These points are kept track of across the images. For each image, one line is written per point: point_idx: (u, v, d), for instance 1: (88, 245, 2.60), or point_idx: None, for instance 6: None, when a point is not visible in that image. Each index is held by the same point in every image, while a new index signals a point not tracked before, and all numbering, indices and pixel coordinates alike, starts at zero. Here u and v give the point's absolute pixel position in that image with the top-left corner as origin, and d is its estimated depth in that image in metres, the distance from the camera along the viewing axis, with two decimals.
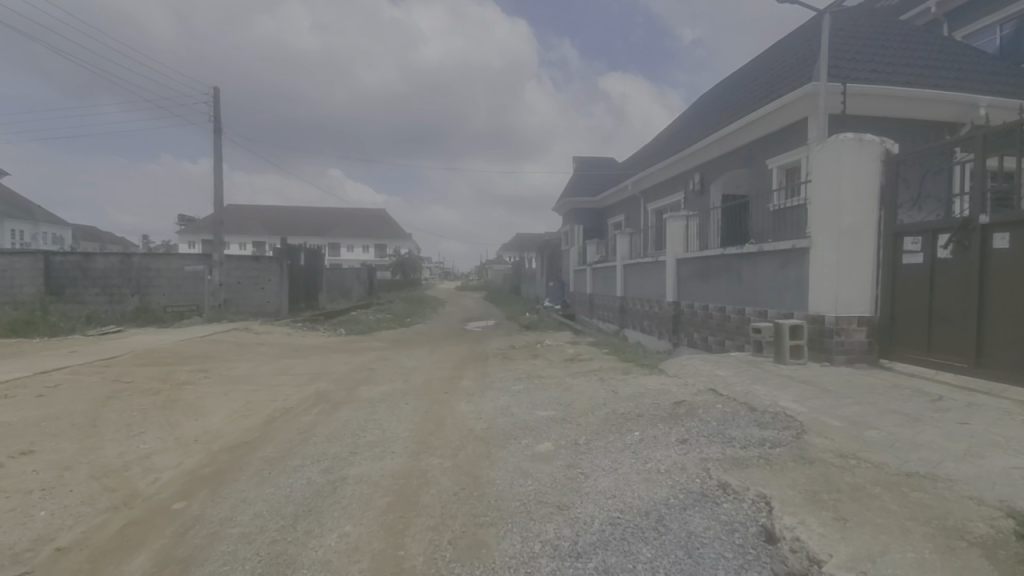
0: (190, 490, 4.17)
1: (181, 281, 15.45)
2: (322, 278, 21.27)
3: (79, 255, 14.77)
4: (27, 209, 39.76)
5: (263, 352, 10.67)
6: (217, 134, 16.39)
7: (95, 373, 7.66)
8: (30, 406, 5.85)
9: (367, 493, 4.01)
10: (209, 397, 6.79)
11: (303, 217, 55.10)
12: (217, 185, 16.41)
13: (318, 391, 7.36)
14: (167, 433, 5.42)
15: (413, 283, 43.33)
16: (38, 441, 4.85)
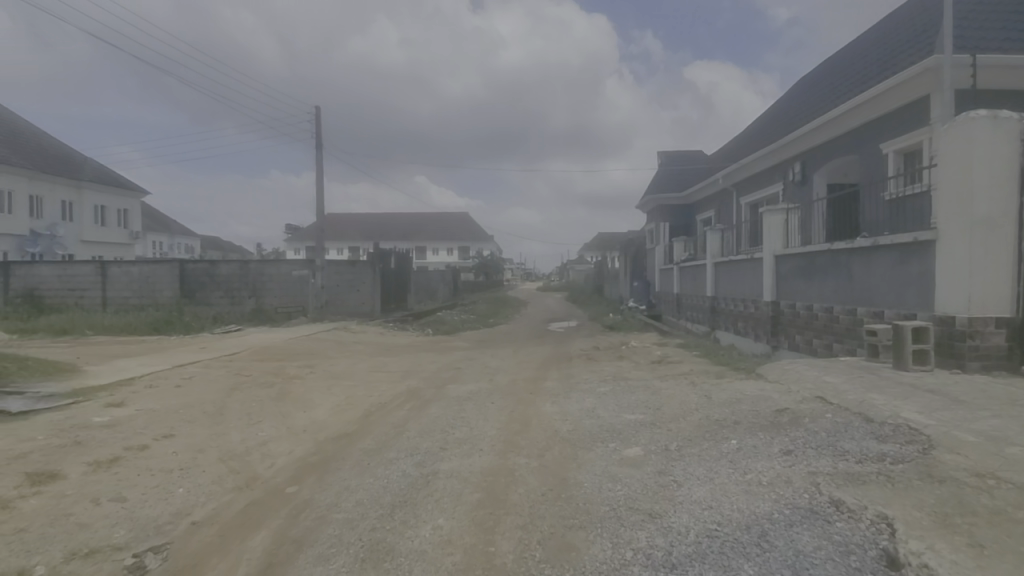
0: (300, 476, 4.56)
1: (289, 284, 16.94)
2: (411, 280, 22.31)
3: (207, 262, 16.58)
4: (164, 223, 45.66)
5: (360, 350, 11.40)
6: (319, 149, 17.80)
7: (221, 367, 8.61)
8: (170, 395, 6.71)
9: (457, 489, 4.13)
10: (315, 391, 7.37)
11: (393, 223, 58.19)
12: (319, 195, 17.81)
13: (410, 388, 7.73)
14: (280, 423, 5.96)
15: (495, 284, 44.13)
16: (177, 426, 5.55)
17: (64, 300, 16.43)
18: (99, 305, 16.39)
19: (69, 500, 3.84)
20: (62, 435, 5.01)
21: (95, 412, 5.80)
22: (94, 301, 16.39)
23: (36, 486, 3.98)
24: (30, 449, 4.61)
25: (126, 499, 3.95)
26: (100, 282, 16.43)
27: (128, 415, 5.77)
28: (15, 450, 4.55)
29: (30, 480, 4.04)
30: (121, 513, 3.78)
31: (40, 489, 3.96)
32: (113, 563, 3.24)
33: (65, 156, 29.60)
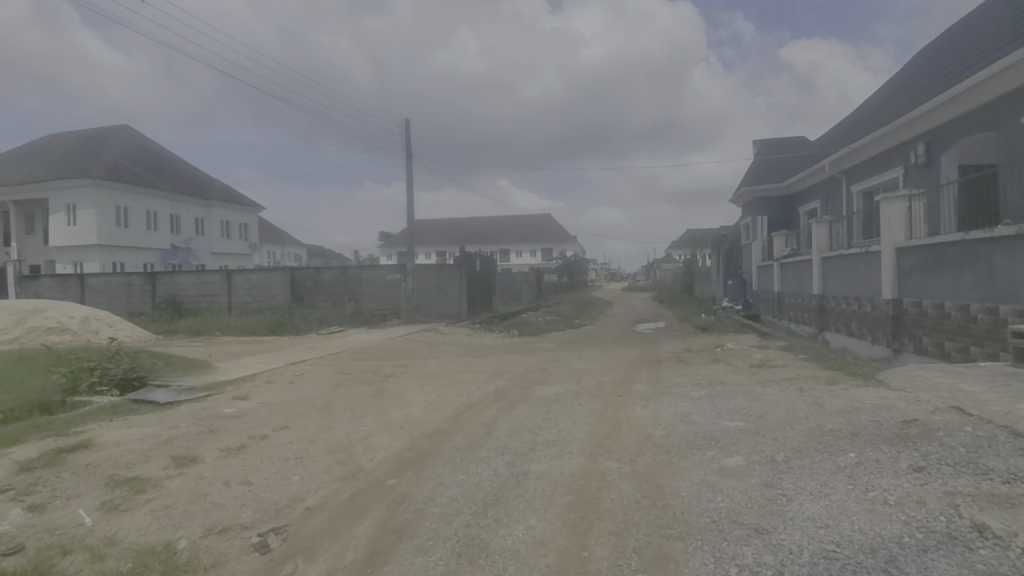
0: (398, 470, 4.80)
1: (384, 288, 17.99)
2: (496, 283, 22.76)
3: (312, 269, 18.12)
4: (277, 235, 50.67)
5: (449, 351, 11.82)
6: (409, 160, 18.77)
7: (327, 366, 9.34)
8: (285, 390, 7.40)
9: (548, 490, 4.13)
10: (409, 389, 7.76)
11: (478, 227, 59.81)
12: (410, 203, 18.77)
13: (498, 389, 7.87)
14: (379, 419, 6.34)
15: (579, 285, 43.76)
16: (292, 418, 6.10)
17: (198, 304, 18.69)
18: (225, 309, 18.43)
19: (206, 482, 4.35)
20: (200, 424, 5.70)
21: (225, 404, 6.55)
22: (221, 306, 18.46)
23: (180, 467, 4.56)
24: (175, 435, 5.28)
25: (251, 483, 4.41)
26: (226, 288, 18.47)
27: (251, 408, 6.43)
28: (164, 436, 5.25)
29: (175, 463, 4.63)
30: (247, 495, 4.22)
31: (183, 471, 4.52)
32: (242, 541, 3.62)
33: (197, 178, 33.77)
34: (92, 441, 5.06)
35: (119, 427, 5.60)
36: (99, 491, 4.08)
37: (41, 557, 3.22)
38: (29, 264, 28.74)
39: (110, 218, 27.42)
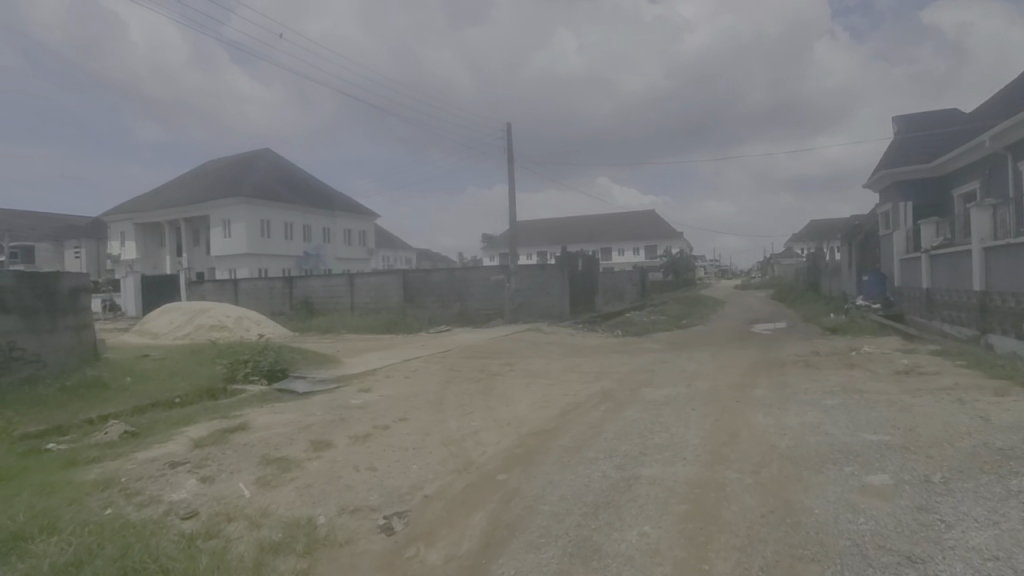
0: (508, 465, 4.93)
1: (489, 289, 18.58)
2: (599, 282, 22.40)
3: (422, 271, 19.20)
4: (391, 240, 54.61)
5: (552, 350, 11.89)
6: (511, 163, 19.21)
7: (438, 362, 9.87)
8: (402, 385, 7.95)
9: (661, 497, 3.99)
10: (515, 387, 7.93)
11: (578, 226, 59.40)
12: (512, 205, 19.20)
13: (604, 390, 7.75)
14: (488, 415, 6.56)
15: (687, 283, 41.66)
16: (409, 411, 6.52)
17: (326, 305, 20.71)
18: (348, 308, 20.19)
19: (338, 465, 4.80)
20: (332, 412, 6.32)
21: (352, 396, 7.20)
22: (345, 306, 20.24)
23: (317, 451, 5.09)
24: (312, 422, 5.90)
25: (376, 469, 4.79)
26: (348, 290, 20.22)
27: (374, 400, 6.98)
28: (303, 422, 5.90)
29: (312, 447, 5.17)
30: (373, 480, 4.59)
31: (319, 454, 5.03)
32: (371, 522, 3.95)
33: (323, 191, 37.48)
34: (248, 424, 5.83)
35: (268, 413, 6.38)
36: (254, 468, 4.68)
37: (212, 521, 3.77)
38: (196, 271, 33.85)
39: (256, 230, 31.47)
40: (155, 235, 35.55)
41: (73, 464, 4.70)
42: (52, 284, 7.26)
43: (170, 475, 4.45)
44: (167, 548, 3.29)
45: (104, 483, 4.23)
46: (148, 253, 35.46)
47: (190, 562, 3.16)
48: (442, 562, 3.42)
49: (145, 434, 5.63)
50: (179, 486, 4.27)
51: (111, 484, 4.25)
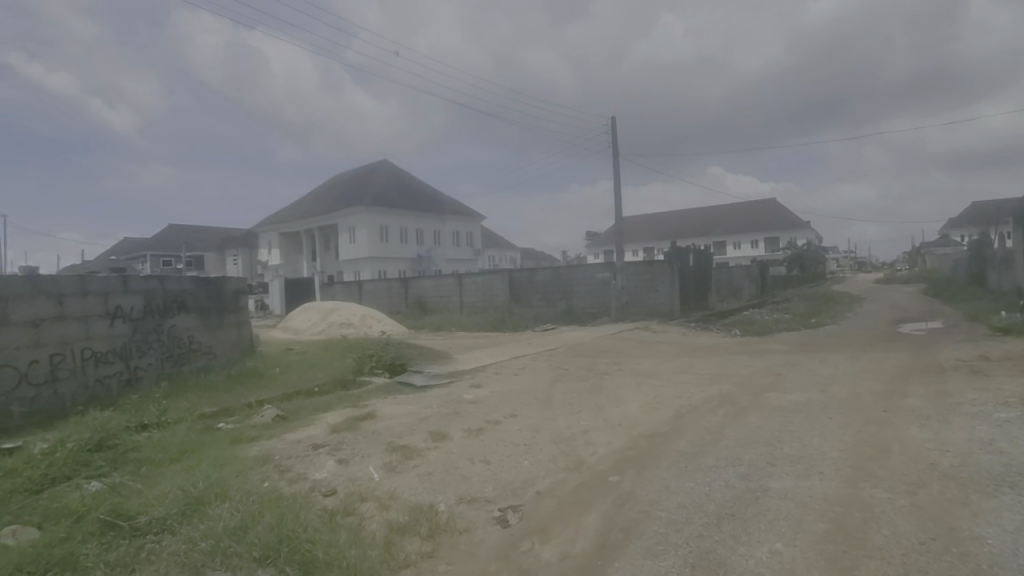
0: (621, 467, 4.85)
1: (594, 287, 18.38)
2: (712, 278, 21.11)
3: (527, 270, 19.51)
4: (497, 241, 56.33)
5: (663, 350, 11.44)
6: (615, 157, 18.81)
7: (545, 360, 9.97)
8: (512, 381, 8.15)
9: (794, 512, 3.65)
10: (625, 387, 7.75)
11: (688, 220, 56.41)
12: (618, 201, 18.78)
13: (722, 393, 7.29)
14: (597, 415, 6.49)
15: (815, 278, 37.67)
16: (519, 407, 6.67)
17: (438, 304, 21.89)
18: (458, 307, 21.12)
19: (455, 456, 5.05)
20: (448, 406, 6.67)
21: (465, 390, 7.54)
22: (455, 304, 21.20)
23: (436, 442, 5.41)
24: (430, 414, 6.27)
25: (490, 462, 4.96)
26: (458, 289, 21.15)
27: (485, 395, 7.24)
28: (423, 414, 6.30)
29: (431, 437, 5.50)
30: (488, 473, 4.76)
31: (438, 445, 5.33)
32: (488, 512, 4.11)
33: (434, 196, 39.64)
34: (375, 413, 6.36)
35: (391, 404, 6.90)
36: (381, 454, 5.09)
37: (349, 499, 4.17)
38: (326, 274, 37.66)
39: (376, 235, 34.24)
40: (293, 243, 40.17)
41: (238, 442, 5.47)
42: (220, 287, 8.50)
43: (313, 456, 5.00)
44: (314, 520, 3.70)
45: (262, 460, 4.87)
46: (289, 259, 40.17)
47: (332, 535, 3.53)
48: (558, 559, 3.45)
49: (291, 418, 6.38)
50: (320, 467, 4.78)
51: (267, 460, 4.88)
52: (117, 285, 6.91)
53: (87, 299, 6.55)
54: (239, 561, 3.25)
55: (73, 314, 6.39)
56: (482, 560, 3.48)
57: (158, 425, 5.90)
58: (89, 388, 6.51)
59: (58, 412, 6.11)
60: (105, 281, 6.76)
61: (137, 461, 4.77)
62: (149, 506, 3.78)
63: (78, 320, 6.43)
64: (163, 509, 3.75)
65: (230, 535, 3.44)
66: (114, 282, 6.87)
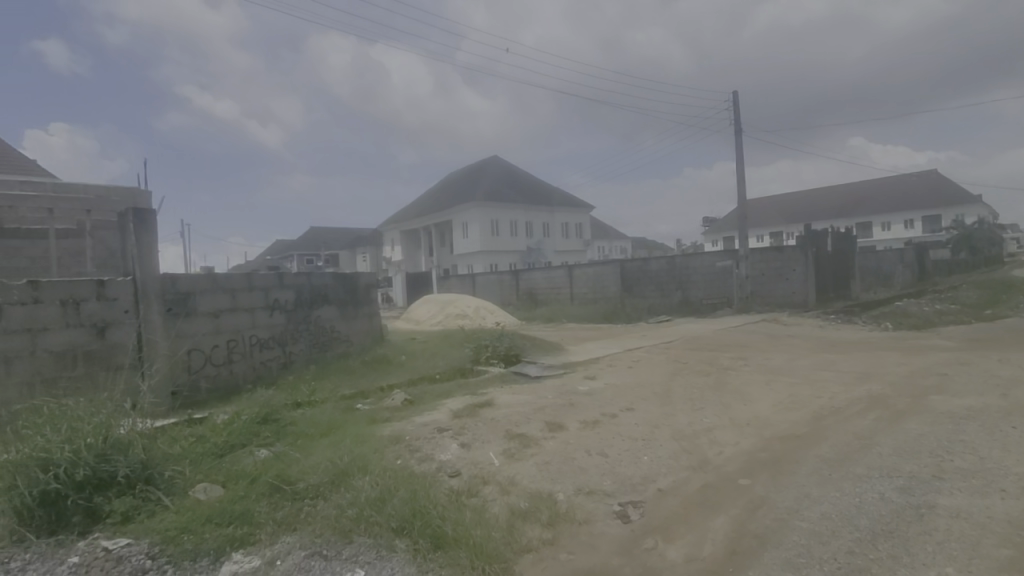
0: (751, 471, 4.53)
1: (714, 276, 17.26)
2: (855, 264, 18.70)
3: (640, 260, 18.88)
4: (605, 231, 55.33)
5: (796, 345, 10.40)
6: (738, 135, 17.41)
7: (662, 354, 9.59)
8: (627, 374, 7.96)
9: (971, 535, 3.13)
10: (753, 384, 7.19)
11: (822, 200, 50.50)
12: (741, 182, 17.38)
13: (871, 393, 6.45)
14: (722, 413, 6.11)
15: (990, 261, 31.69)
16: (636, 401, 6.50)
17: (548, 295, 22.07)
18: (569, 299, 21.08)
19: (572, 447, 5.06)
20: (563, 396, 6.71)
21: (579, 382, 7.53)
22: (566, 296, 21.18)
23: (552, 431, 5.47)
24: (545, 404, 6.36)
25: (607, 455, 4.90)
26: (568, 281, 21.10)
27: (600, 387, 7.16)
28: (539, 404, 6.40)
29: (547, 427, 5.58)
30: (606, 466, 4.71)
31: (554, 435, 5.39)
32: (607, 506, 4.07)
33: (543, 189, 39.96)
34: (493, 401, 6.61)
35: (507, 393, 7.11)
36: (500, 441, 5.28)
37: (472, 482, 4.38)
38: (443, 268, 39.83)
39: (488, 230, 35.46)
40: (414, 239, 43.05)
41: (374, 421, 6.02)
42: (354, 281, 9.42)
43: (438, 438, 5.35)
44: (442, 498, 3.96)
45: (395, 439, 5.31)
46: (410, 255, 43.16)
47: (459, 514, 3.74)
48: (684, 560, 3.31)
49: (418, 402, 6.87)
50: (445, 449, 5.09)
51: (399, 440, 5.31)
52: (274, 281, 7.95)
53: (252, 293, 7.62)
54: (380, 529, 3.59)
55: (242, 306, 7.47)
56: (604, 553, 3.46)
57: (309, 403, 6.69)
58: (256, 369, 7.58)
59: (233, 389, 7.19)
60: (265, 277, 7.81)
61: (295, 433, 5.47)
62: (306, 473, 4.32)
63: (246, 311, 7.50)
64: (316, 477, 4.25)
65: (371, 505, 3.81)
66: (272, 278, 7.91)
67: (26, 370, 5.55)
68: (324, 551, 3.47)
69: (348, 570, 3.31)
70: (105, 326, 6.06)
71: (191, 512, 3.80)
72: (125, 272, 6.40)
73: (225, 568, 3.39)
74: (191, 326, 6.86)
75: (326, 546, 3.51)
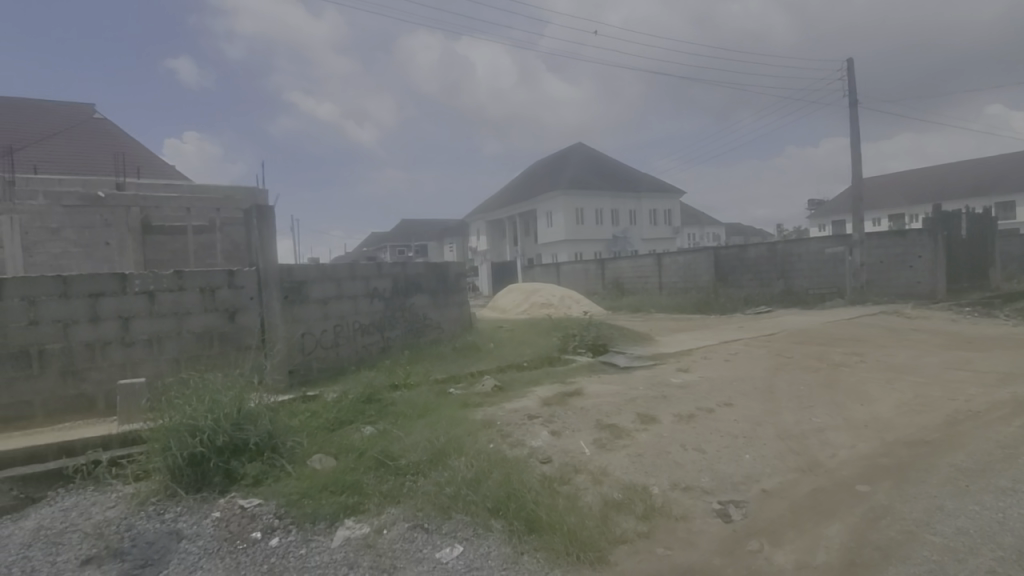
0: (871, 478, 4.15)
1: (822, 264, 15.81)
2: (998, 249, 16.21)
3: (737, 247, 17.74)
4: (696, 217, 52.61)
5: (923, 340, 9.26)
6: (854, 106, 15.68)
7: (763, 347, 8.98)
8: (724, 367, 7.55)
9: None
10: (870, 382, 6.52)
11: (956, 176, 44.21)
12: (855, 160, 15.67)
13: (1022, 397, 5.60)
14: (835, 412, 5.62)
15: None
16: (735, 395, 6.16)
17: (635, 285, 21.45)
18: (657, 289, 20.36)
19: (666, 440, 4.91)
20: (655, 388, 6.52)
21: (672, 374, 7.27)
22: (654, 286, 20.48)
23: (644, 424, 5.34)
24: (637, 396, 6.21)
25: (705, 450, 4.71)
26: (657, 270, 20.37)
27: (694, 380, 6.86)
28: (630, 394, 6.27)
29: (640, 419, 5.45)
30: (704, 462, 4.53)
31: (647, 427, 5.26)
32: (706, 504, 3.93)
33: (629, 175, 38.79)
34: (582, 390, 6.58)
35: (596, 382, 7.05)
36: (591, 430, 5.25)
37: (564, 469, 4.41)
38: (527, 257, 40.15)
39: (572, 218, 35.14)
40: (498, 229, 43.76)
41: (466, 405, 6.25)
42: (445, 270, 9.77)
43: (529, 424, 5.43)
44: (535, 483, 4.02)
45: (487, 424, 5.47)
46: (495, 244, 43.98)
47: (553, 500, 3.79)
48: (794, 567, 3.13)
49: (508, 388, 7.03)
50: (536, 435, 5.15)
51: (491, 424, 5.47)
52: (374, 271, 8.47)
53: (355, 282, 8.19)
54: (477, 508, 3.74)
55: (346, 294, 8.06)
56: (704, 552, 3.37)
57: (406, 385, 7.09)
58: (359, 352, 8.16)
59: (340, 369, 7.80)
60: (366, 267, 8.35)
61: (395, 413, 5.82)
62: (406, 451, 4.59)
63: (350, 299, 8.08)
64: (416, 455, 4.50)
65: (467, 484, 3.97)
66: (372, 268, 8.44)
67: (174, 348, 6.39)
68: (426, 524, 3.68)
69: (448, 544, 3.49)
70: (234, 311, 6.82)
71: (309, 480, 4.19)
72: (250, 263, 7.15)
73: (340, 532, 3.71)
74: (304, 312, 7.51)
75: (427, 520, 3.71)
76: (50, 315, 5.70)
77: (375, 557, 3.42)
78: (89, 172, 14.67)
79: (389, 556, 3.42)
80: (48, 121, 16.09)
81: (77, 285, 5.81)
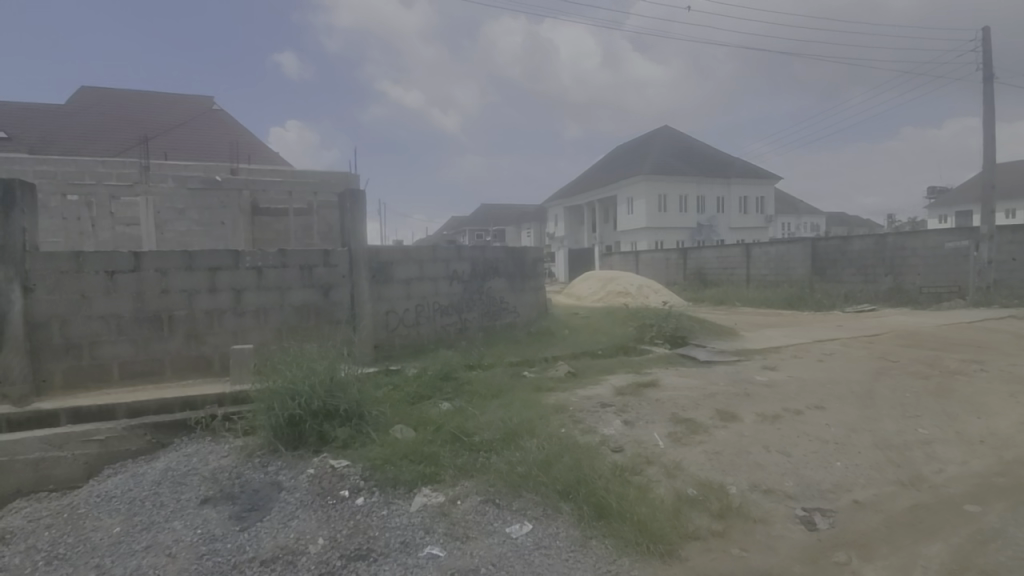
0: (983, 497, 3.77)
1: (941, 259, 14.16)
2: None
3: (839, 238, 16.27)
4: (792, 206, 48.79)
5: None
6: (989, 80, 13.69)
7: (863, 348, 8.24)
8: (817, 367, 7.03)
9: None
10: (991, 394, 5.81)
11: None
12: (988, 141, 13.71)
13: None
14: (945, 424, 5.08)
15: None
16: (828, 398, 5.72)
17: (719, 276, 20.37)
18: (744, 281, 19.23)
19: (746, 439, 4.69)
20: (737, 385, 6.21)
21: (757, 371, 6.89)
22: (741, 277, 19.36)
23: (723, 421, 5.12)
24: (716, 391, 5.96)
25: (790, 453, 4.45)
26: (745, 261, 19.23)
27: (781, 379, 6.45)
28: (709, 390, 6.02)
29: (719, 415, 5.24)
30: (789, 465, 4.28)
31: (726, 425, 5.05)
32: (788, 509, 3.74)
33: (718, 159, 36.65)
34: (658, 382, 6.42)
35: (673, 374, 6.86)
36: (665, 423, 5.13)
37: (635, 459, 4.36)
38: (605, 245, 39.40)
39: (654, 205, 33.93)
40: (576, 216, 43.24)
41: (539, 390, 6.34)
42: (522, 255, 9.86)
43: (601, 412, 5.41)
44: (605, 470, 4.03)
45: (559, 409, 5.52)
46: (573, 231, 43.57)
47: (622, 488, 3.78)
48: None
49: (580, 375, 7.03)
50: (608, 424, 5.13)
51: (564, 409, 5.51)
52: (454, 254, 8.73)
53: (436, 264, 8.50)
54: (546, 489, 3.81)
55: (428, 276, 8.38)
56: (784, 557, 3.22)
57: (481, 366, 7.32)
58: (438, 332, 8.49)
59: (420, 347, 8.20)
60: (447, 250, 8.63)
61: (470, 392, 6.03)
62: (481, 428, 4.77)
63: (431, 280, 8.41)
64: (490, 433, 4.66)
65: (538, 465, 4.06)
66: (452, 251, 8.71)
67: (277, 319, 7.03)
68: (497, 500, 3.81)
69: (518, 520, 3.60)
70: (328, 287, 7.37)
71: (392, 446, 4.50)
72: (343, 244, 7.67)
73: (418, 498, 3.96)
74: (389, 291, 7.95)
75: (498, 496, 3.85)
76: (177, 285, 6.48)
77: (449, 525, 3.61)
78: (207, 159, 16.37)
79: (463, 525, 3.60)
80: (175, 113, 18.01)
81: (199, 259, 6.54)
